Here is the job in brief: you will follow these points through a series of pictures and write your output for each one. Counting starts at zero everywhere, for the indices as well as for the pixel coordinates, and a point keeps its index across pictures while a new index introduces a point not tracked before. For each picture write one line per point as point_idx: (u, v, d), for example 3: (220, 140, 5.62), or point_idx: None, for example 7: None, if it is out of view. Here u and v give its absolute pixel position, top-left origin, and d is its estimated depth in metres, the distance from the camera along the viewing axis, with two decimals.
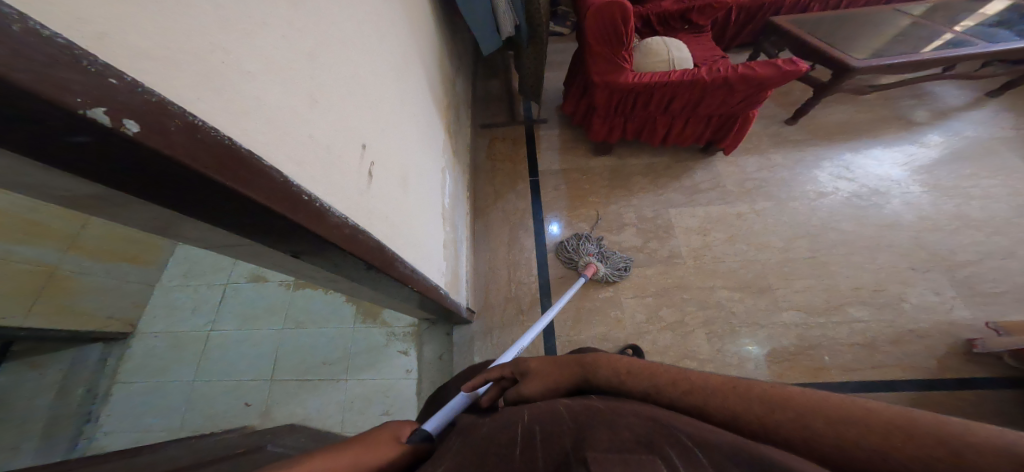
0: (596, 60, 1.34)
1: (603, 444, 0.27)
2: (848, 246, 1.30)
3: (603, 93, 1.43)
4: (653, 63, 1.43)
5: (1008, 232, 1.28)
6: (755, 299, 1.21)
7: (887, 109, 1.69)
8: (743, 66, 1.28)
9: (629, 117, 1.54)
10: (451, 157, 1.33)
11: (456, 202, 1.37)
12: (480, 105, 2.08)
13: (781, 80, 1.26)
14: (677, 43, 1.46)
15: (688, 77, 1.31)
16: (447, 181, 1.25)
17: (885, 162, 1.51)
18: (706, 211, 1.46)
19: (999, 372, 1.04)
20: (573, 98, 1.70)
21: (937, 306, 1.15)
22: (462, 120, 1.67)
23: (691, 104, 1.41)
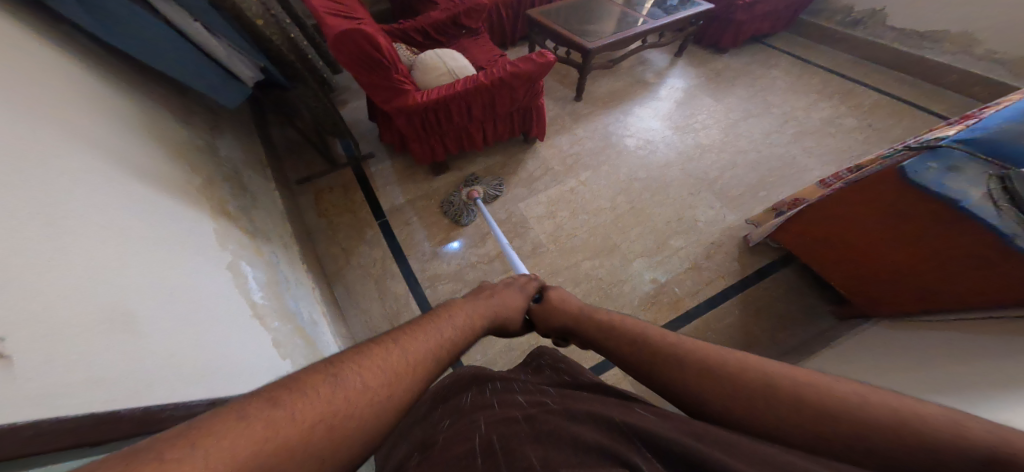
0: (376, 93, 1.31)
1: (564, 463, 0.32)
2: (650, 189, 1.57)
3: (401, 118, 1.40)
4: (437, 77, 1.48)
5: (732, 146, 1.73)
6: (611, 259, 1.39)
7: (630, 77, 2.07)
8: (511, 64, 1.38)
9: (442, 133, 1.54)
10: (239, 240, 1.03)
11: (282, 284, 1.10)
12: (287, 158, 1.82)
13: (542, 72, 1.40)
14: (451, 53, 1.54)
15: (470, 84, 1.36)
16: (251, 264, 1.01)
17: (644, 118, 1.85)
18: (548, 196, 1.59)
19: (775, 254, 1.37)
20: (381, 127, 1.61)
21: (715, 217, 1.47)
22: (263, 186, 1.41)
23: (487, 106, 1.48)
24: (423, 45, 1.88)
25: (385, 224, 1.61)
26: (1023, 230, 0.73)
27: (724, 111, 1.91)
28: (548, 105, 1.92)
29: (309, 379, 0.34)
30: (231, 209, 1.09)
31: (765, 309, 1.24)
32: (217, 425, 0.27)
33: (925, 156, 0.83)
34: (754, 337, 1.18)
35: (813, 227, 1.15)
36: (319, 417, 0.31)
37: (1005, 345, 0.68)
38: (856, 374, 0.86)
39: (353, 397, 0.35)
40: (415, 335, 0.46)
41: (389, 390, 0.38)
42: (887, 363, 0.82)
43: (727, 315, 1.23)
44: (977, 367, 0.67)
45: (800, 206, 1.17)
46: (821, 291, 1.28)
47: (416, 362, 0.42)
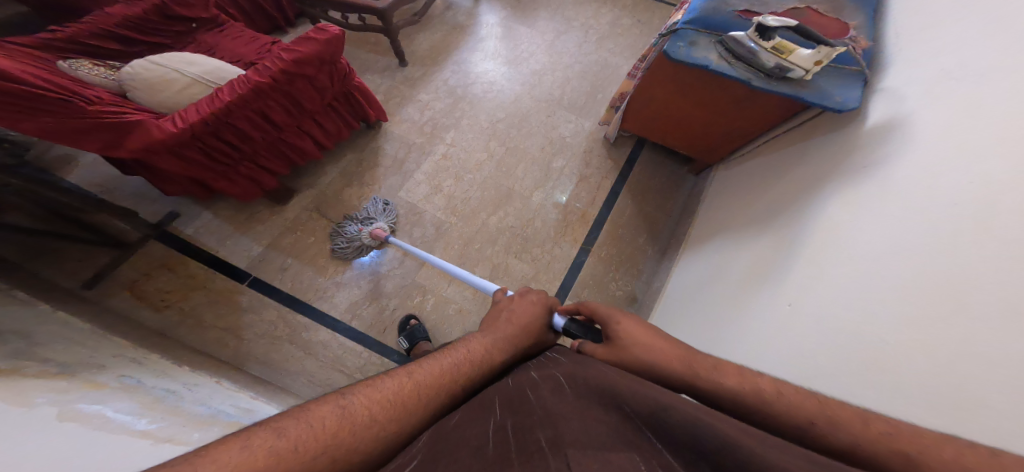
0: (81, 143, 0.95)
1: (573, 443, 0.31)
2: (514, 127, 1.59)
3: (167, 160, 1.06)
4: (183, 91, 1.13)
5: (561, 57, 1.81)
6: (512, 205, 1.41)
7: (442, 22, 1.94)
8: (286, 49, 1.09)
9: (250, 156, 1.24)
10: (51, 386, 0.61)
11: (169, 397, 0.75)
12: (40, 264, 1.24)
13: (332, 48, 1.14)
14: (185, 56, 1.17)
15: (240, 87, 1.05)
16: (106, 396, 0.65)
17: (476, 61, 1.79)
18: (426, 171, 1.49)
19: (631, 141, 1.58)
20: (157, 184, 1.19)
21: (577, 128, 1.59)
22: (31, 314, 0.88)
23: (290, 108, 1.21)
24: (130, 54, 1.40)
25: (257, 282, 1.31)
26: (748, 74, 0.94)
27: (542, 22, 1.95)
28: (374, 81, 1.72)
29: (321, 408, 0.39)
30: (19, 351, 0.69)
31: (642, 192, 1.47)
32: (228, 446, 0.32)
33: (675, 39, 0.99)
34: (648, 216, 1.42)
35: (635, 113, 1.35)
36: (319, 448, 0.36)
37: (797, 174, 0.93)
38: (720, 225, 1.12)
39: (356, 430, 0.39)
40: (425, 367, 0.49)
41: (395, 421, 0.41)
42: (744, 200, 1.08)
43: (624, 209, 1.42)
44: (801, 173, 0.91)
45: (626, 100, 1.35)
46: (671, 155, 1.56)
47: (420, 392, 0.46)
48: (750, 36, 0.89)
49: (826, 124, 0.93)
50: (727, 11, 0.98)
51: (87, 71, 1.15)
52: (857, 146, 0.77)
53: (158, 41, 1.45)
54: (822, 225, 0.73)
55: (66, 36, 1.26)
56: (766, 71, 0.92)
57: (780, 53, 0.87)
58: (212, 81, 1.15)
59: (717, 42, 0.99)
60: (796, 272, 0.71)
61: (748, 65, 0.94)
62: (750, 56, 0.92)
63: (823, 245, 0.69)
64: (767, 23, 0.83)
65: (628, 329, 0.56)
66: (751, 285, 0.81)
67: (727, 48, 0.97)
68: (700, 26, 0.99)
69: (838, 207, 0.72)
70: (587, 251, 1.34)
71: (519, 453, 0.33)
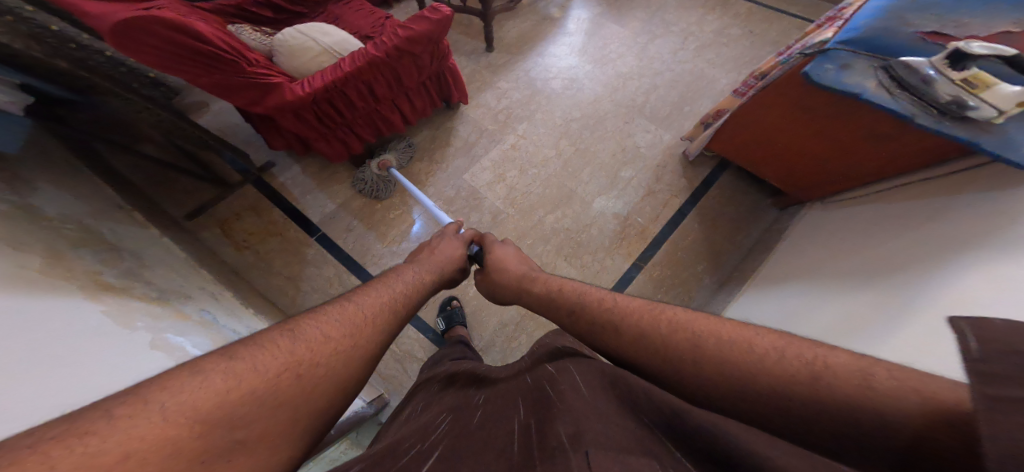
0: (232, 96, 1.07)
1: (597, 442, 0.30)
2: (587, 129, 1.56)
3: (286, 116, 1.17)
4: (314, 60, 1.23)
5: (650, 62, 1.73)
6: (571, 208, 1.39)
7: (535, 11, 1.92)
8: (402, 27, 1.13)
9: (349, 121, 1.33)
10: (148, 311, 0.71)
11: (235, 338, 0.83)
12: (154, 188, 1.42)
13: (442, 31, 1.17)
14: (320, 26, 1.27)
15: (359, 59, 1.12)
16: (187, 331, 0.74)
17: (562, 56, 1.76)
18: (492, 159, 1.51)
19: (711, 162, 1.48)
20: (265, 135, 1.31)
21: (653, 140, 1.53)
22: (145, 236, 1.02)
23: (392, 82, 1.27)
24: (277, 22, 1.54)
25: (324, 237, 1.42)
26: (913, 109, 0.82)
27: (638, 23, 1.86)
28: (459, 63, 1.75)
29: (271, 334, 0.42)
30: (133, 273, 0.80)
31: (711, 217, 1.38)
32: (178, 375, 0.33)
33: (820, 60, 0.90)
34: (714, 245, 1.33)
35: (734, 132, 1.26)
36: (280, 366, 0.39)
37: (920, 235, 0.82)
38: (802, 271, 1.03)
39: (311, 349, 0.42)
40: (363, 295, 0.55)
41: (343, 342, 0.46)
42: (838, 251, 0.98)
43: (688, 232, 1.35)
44: (927, 234, 0.80)
45: (723, 119, 1.26)
46: (753, 184, 1.44)
47: (362, 317, 0.51)
48: (936, 63, 0.78)
49: (981, 183, 0.80)
50: (908, 33, 0.87)
51: (249, 35, 1.29)
52: (1022, 217, 0.66)
53: (299, 10, 1.56)
54: (951, 294, 0.63)
55: (236, 2, 1.42)
56: (940, 109, 0.81)
57: (970, 86, 0.75)
58: (338, 52, 1.25)
59: (879, 67, 0.87)
60: (899, 338, 0.64)
61: (911, 99, 0.83)
62: (919, 87, 0.81)
63: (949, 317, 0.61)
64: (971, 50, 0.74)
65: (498, 256, 0.79)
66: (839, 342, 0.74)
67: (890, 76, 0.85)
68: (860, 47, 0.90)
69: (979, 279, 0.62)
70: (640, 269, 1.29)
71: (540, 450, 0.33)
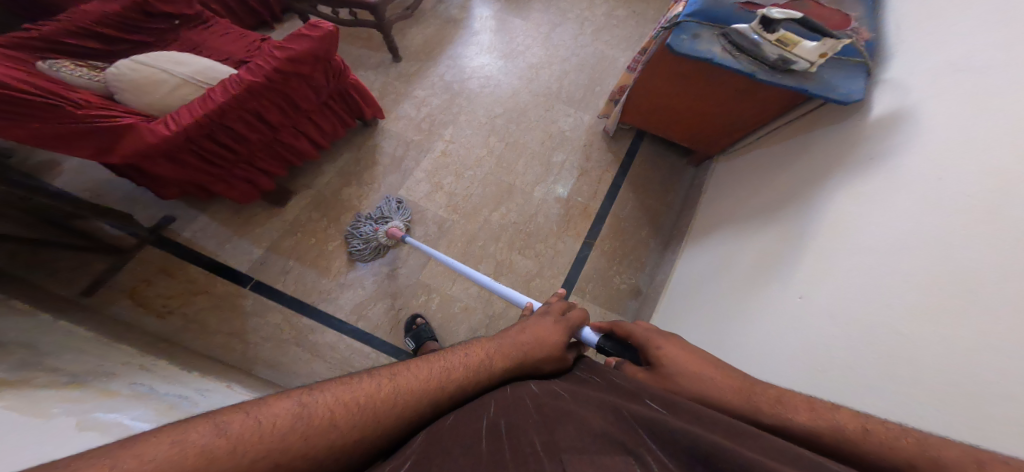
0: (72, 146, 0.93)
1: (574, 449, 0.32)
2: (513, 122, 1.59)
3: (162, 164, 1.04)
4: (173, 92, 1.10)
5: (557, 50, 1.80)
6: (513, 201, 1.41)
7: (436, 15, 1.90)
8: (279, 47, 1.06)
9: (247, 157, 1.22)
10: (64, 396, 0.61)
11: (184, 403, 0.74)
12: (35, 272, 1.21)
13: (327, 46, 1.12)
14: (172, 56, 1.14)
15: (234, 86, 1.03)
16: (124, 405, 0.64)
17: (473, 56, 1.77)
18: (426, 169, 1.48)
19: (630, 134, 1.59)
20: (151, 187, 1.16)
21: (575, 122, 1.60)
22: (33, 325, 0.86)
23: (285, 108, 1.19)
24: (110, 54, 1.37)
25: (260, 285, 1.30)
26: (753, 67, 0.95)
27: (537, 15, 1.93)
28: (368, 78, 1.69)
29: (278, 404, 0.37)
30: (28, 362, 0.68)
31: (642, 184, 1.48)
32: (153, 442, 0.30)
33: (677, 32, 1.00)
34: (649, 208, 1.44)
35: (632, 106, 1.35)
36: (265, 451, 0.33)
37: (800, 169, 0.94)
38: (722, 219, 1.14)
39: (314, 435, 0.36)
40: (411, 369, 0.45)
41: (357, 427, 0.38)
42: (746, 194, 1.10)
43: (625, 201, 1.44)
44: (804, 166, 0.93)
45: (626, 93, 1.35)
46: (670, 147, 1.57)
47: (396, 399, 0.42)
48: (755, 28, 0.90)
49: (830, 114, 0.94)
50: (729, 4, 0.99)
51: (71, 72, 1.13)
52: (863, 136, 0.79)
53: (139, 39, 1.40)
54: (831, 216, 0.74)
55: (42, 34, 1.22)
56: (770, 64, 0.94)
57: (785, 45, 0.88)
58: (204, 81, 1.13)
59: (720, 34, 0.99)
60: (807, 266, 0.73)
61: (750, 58, 0.95)
62: (754, 47, 0.93)
63: (833, 237, 0.71)
64: (772, 16, 0.85)
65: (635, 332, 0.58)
66: (760, 278, 0.83)
67: (730, 41, 0.97)
68: (702, 19, 1.00)
69: (847, 200, 0.73)
70: (590, 245, 1.35)
71: (514, 454, 0.33)
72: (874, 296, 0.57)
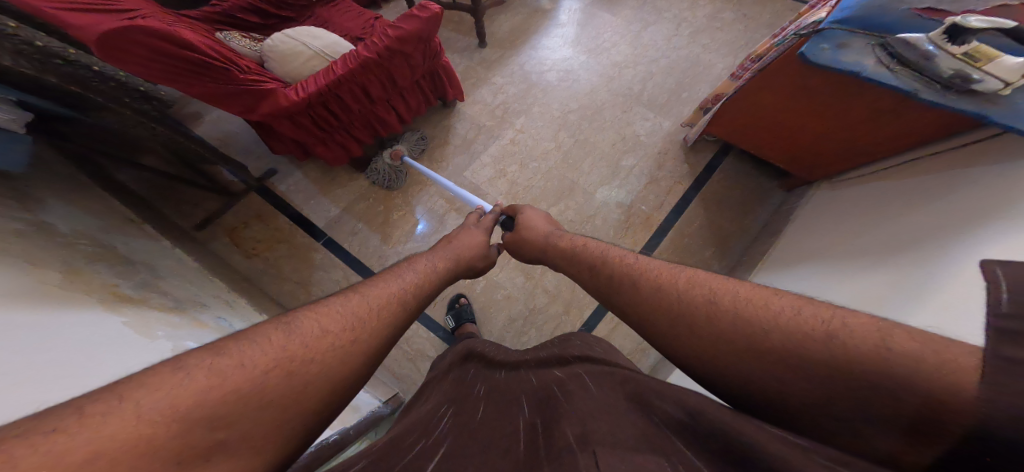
0: (225, 104, 1.07)
1: (603, 443, 0.30)
2: (586, 120, 1.55)
3: (282, 123, 1.18)
4: (305, 64, 1.23)
5: (645, 50, 1.71)
6: (574, 200, 1.39)
7: (527, 3, 1.90)
8: (391, 26, 1.13)
9: (346, 124, 1.33)
10: (167, 321, 0.72)
11: None
12: (164, 201, 1.44)
13: (431, 29, 1.17)
14: (310, 30, 1.26)
15: (351, 61, 1.12)
16: (203, 338, 0.74)
17: (556, 48, 1.75)
18: (492, 155, 1.51)
19: (712, 147, 1.47)
20: (267, 139, 1.31)
21: (653, 127, 1.52)
22: (156, 248, 1.03)
23: (384, 84, 1.27)
24: (266, 26, 1.55)
25: (330, 242, 1.42)
26: (917, 84, 0.82)
27: (630, 11, 1.84)
28: (452, 61, 1.75)
29: (265, 327, 0.39)
30: (148, 284, 0.82)
31: (716, 202, 1.37)
32: (162, 372, 0.31)
33: (817, 41, 0.89)
34: (720, 230, 1.33)
35: (731, 115, 1.24)
36: (271, 361, 0.36)
37: (933, 211, 0.81)
38: (815, 253, 1.02)
39: (310, 341, 0.40)
40: (369, 284, 0.52)
41: (349, 331, 0.43)
42: (851, 230, 0.97)
43: (694, 218, 1.35)
44: (937, 208, 0.80)
45: (720, 103, 1.24)
46: (756, 166, 1.43)
47: (370, 306, 0.48)
48: (932, 38, 0.76)
49: (993, 152, 0.79)
50: (901, 9, 0.85)
51: (237, 43, 1.29)
52: None
53: (287, 15, 1.56)
54: (961, 270, 0.64)
55: (219, 9, 1.43)
56: (943, 83, 0.80)
57: (973, 61, 0.73)
58: (330, 55, 1.24)
59: (876, 44, 0.87)
60: (923, 311, 0.64)
61: (913, 73, 0.82)
62: (921, 62, 0.79)
63: (962, 289, 0.61)
64: (965, 23, 0.70)
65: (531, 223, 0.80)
66: (856, 317, 0.74)
67: (889, 52, 0.84)
68: (856, 26, 0.88)
69: (998, 249, 0.62)
70: None
71: (545, 450, 0.32)
72: None
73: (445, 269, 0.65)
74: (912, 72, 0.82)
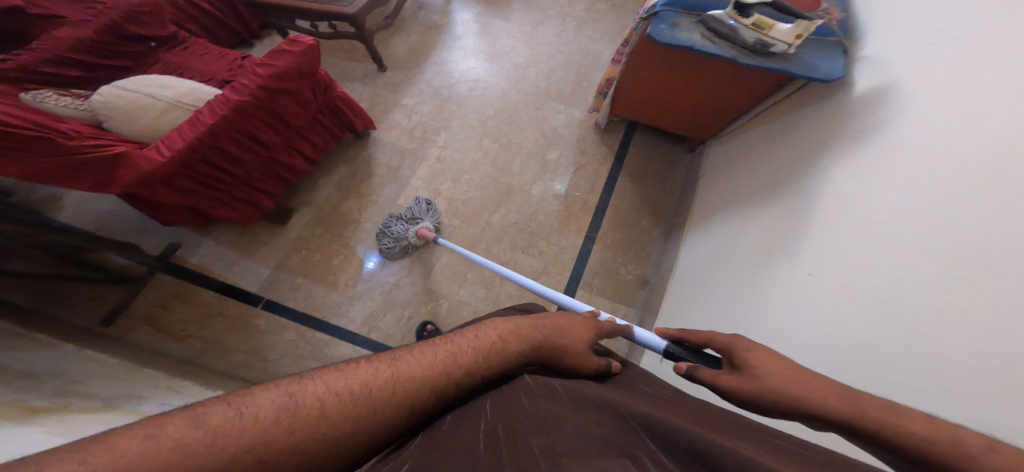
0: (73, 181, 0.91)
1: (572, 454, 0.31)
2: (504, 124, 1.59)
3: (158, 191, 1.02)
4: (162, 116, 1.08)
5: (540, 49, 1.80)
6: (513, 201, 1.42)
7: (416, 22, 1.89)
8: (262, 64, 1.05)
9: (241, 177, 1.20)
10: (103, 417, 0.59)
11: None
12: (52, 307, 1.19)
13: (309, 60, 1.10)
14: (154, 80, 1.11)
15: (223, 107, 1.01)
16: None
17: (457, 60, 1.77)
18: (423, 176, 1.48)
19: (621, 126, 1.60)
20: (153, 214, 1.13)
21: (567, 118, 1.61)
22: (57, 353, 0.84)
23: (274, 127, 1.17)
24: (92, 80, 1.33)
25: (271, 304, 1.28)
26: (734, 52, 0.98)
27: (516, 16, 1.93)
28: (355, 90, 1.68)
29: (264, 395, 0.31)
30: (64, 390, 0.66)
31: (638, 173, 1.50)
32: (113, 447, 0.25)
33: (656, 23, 1.01)
34: (649, 197, 1.46)
35: (623, 96, 1.36)
36: (248, 443, 0.28)
37: (796, 143, 0.97)
38: (723, 201, 1.17)
39: (301, 421, 0.31)
40: (415, 354, 0.39)
41: (352, 414, 0.33)
42: (747, 172, 1.12)
43: (625, 191, 1.46)
44: (798, 143, 0.96)
45: (614, 86, 1.36)
46: (661, 135, 1.59)
47: (399, 382, 0.36)
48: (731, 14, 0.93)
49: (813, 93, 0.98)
50: None
51: (56, 102, 1.10)
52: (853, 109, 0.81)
53: (120, 64, 1.36)
54: (833, 190, 0.77)
55: (20, 65, 1.19)
56: (751, 48, 0.97)
57: (761, 30, 0.91)
58: (189, 103, 1.10)
59: (698, 22, 1.02)
60: (814, 239, 0.75)
61: (731, 43, 0.99)
62: (734, 32, 0.96)
63: (838, 209, 0.73)
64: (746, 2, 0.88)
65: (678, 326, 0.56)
66: (769, 253, 0.85)
67: (709, 27, 1.00)
68: (680, 8, 1.02)
69: (845, 176, 0.75)
70: (594, 239, 1.36)
71: (511, 459, 0.32)
72: (880, 263, 0.60)
73: (533, 329, 0.48)
74: (728, 43, 0.99)
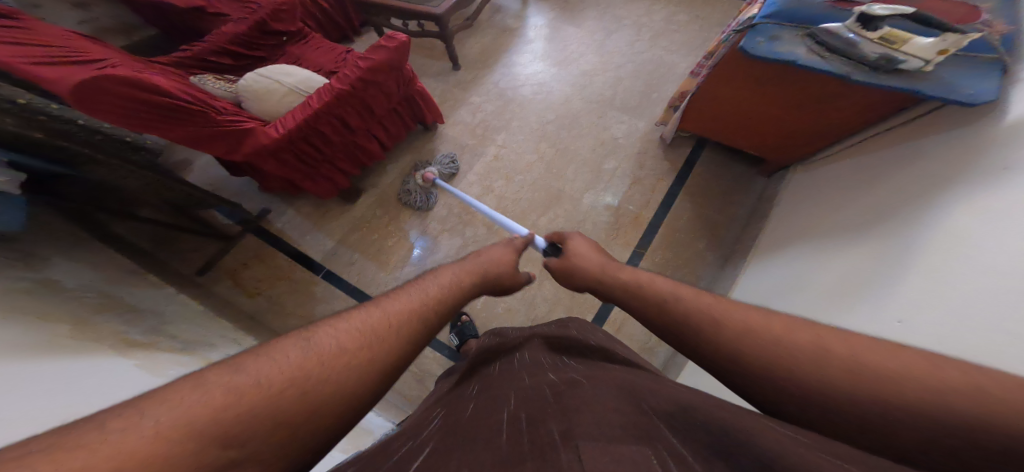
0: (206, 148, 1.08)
1: (590, 435, 0.30)
2: (564, 130, 1.59)
3: (267, 162, 1.19)
4: (281, 100, 1.25)
5: (613, 56, 1.77)
6: (562, 207, 1.42)
7: (494, 24, 1.96)
8: (361, 58, 1.17)
9: (328, 159, 1.35)
10: (177, 361, 0.73)
11: None
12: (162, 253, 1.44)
13: (401, 57, 1.20)
14: (282, 67, 1.29)
15: (326, 94, 1.15)
16: None
17: (527, 63, 1.80)
18: (478, 173, 1.54)
19: (688, 142, 1.52)
20: (260, 180, 1.33)
21: (629, 129, 1.56)
22: (162, 295, 1.03)
23: (361, 114, 1.31)
24: (239, 67, 1.59)
25: (330, 274, 1.43)
26: (848, 68, 0.88)
27: (593, 22, 1.91)
28: (429, 86, 1.79)
29: (282, 343, 0.36)
30: (157, 331, 0.82)
31: (700, 194, 1.41)
32: (180, 388, 0.29)
33: (754, 35, 0.94)
34: (708, 220, 1.36)
35: (696, 110, 1.29)
36: (284, 378, 0.33)
37: (902, 181, 0.85)
38: (798, 234, 1.06)
39: (324, 360, 0.36)
40: (391, 297, 0.47)
41: (364, 351, 0.39)
42: (830, 207, 1.01)
43: (681, 211, 1.38)
44: (902, 181, 0.84)
45: (687, 99, 1.30)
46: (732, 155, 1.48)
47: (388, 320, 0.43)
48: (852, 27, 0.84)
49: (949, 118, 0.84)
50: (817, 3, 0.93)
51: (211, 85, 1.33)
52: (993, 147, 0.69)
53: (260, 54, 1.60)
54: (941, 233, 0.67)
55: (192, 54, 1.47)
56: (869, 63, 0.87)
57: (891, 44, 0.81)
58: (305, 90, 1.27)
59: (805, 35, 0.93)
60: (906, 285, 0.67)
61: (843, 57, 0.89)
62: (851, 48, 0.86)
63: (943, 255, 0.64)
64: (873, 12, 0.80)
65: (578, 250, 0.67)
66: (846, 294, 0.77)
67: (818, 41, 0.91)
68: (783, 20, 0.94)
69: (965, 216, 0.65)
70: (641, 256, 1.32)
71: (530, 445, 0.32)
72: (989, 323, 0.51)
73: (472, 272, 0.59)
74: (844, 59, 0.89)
